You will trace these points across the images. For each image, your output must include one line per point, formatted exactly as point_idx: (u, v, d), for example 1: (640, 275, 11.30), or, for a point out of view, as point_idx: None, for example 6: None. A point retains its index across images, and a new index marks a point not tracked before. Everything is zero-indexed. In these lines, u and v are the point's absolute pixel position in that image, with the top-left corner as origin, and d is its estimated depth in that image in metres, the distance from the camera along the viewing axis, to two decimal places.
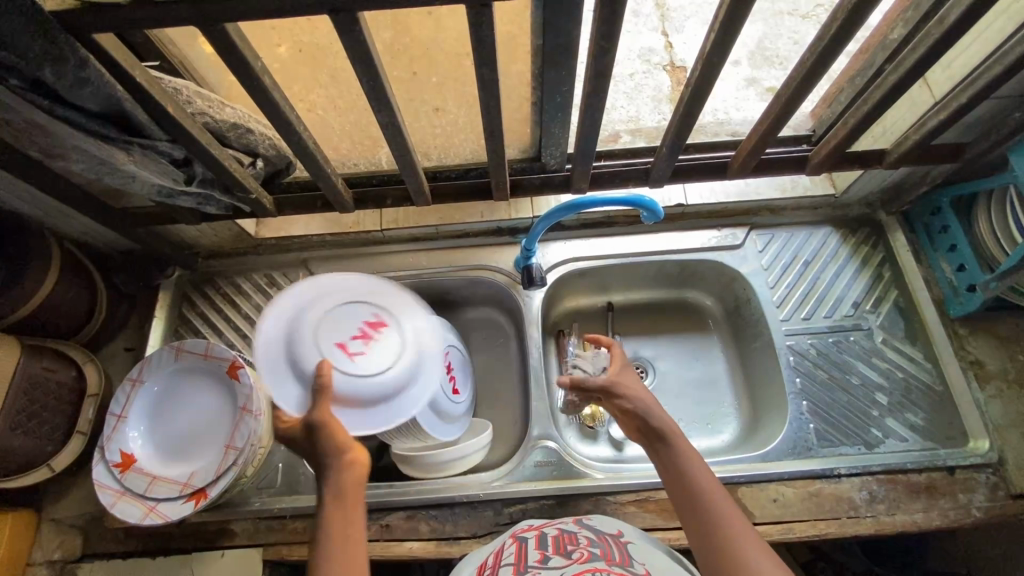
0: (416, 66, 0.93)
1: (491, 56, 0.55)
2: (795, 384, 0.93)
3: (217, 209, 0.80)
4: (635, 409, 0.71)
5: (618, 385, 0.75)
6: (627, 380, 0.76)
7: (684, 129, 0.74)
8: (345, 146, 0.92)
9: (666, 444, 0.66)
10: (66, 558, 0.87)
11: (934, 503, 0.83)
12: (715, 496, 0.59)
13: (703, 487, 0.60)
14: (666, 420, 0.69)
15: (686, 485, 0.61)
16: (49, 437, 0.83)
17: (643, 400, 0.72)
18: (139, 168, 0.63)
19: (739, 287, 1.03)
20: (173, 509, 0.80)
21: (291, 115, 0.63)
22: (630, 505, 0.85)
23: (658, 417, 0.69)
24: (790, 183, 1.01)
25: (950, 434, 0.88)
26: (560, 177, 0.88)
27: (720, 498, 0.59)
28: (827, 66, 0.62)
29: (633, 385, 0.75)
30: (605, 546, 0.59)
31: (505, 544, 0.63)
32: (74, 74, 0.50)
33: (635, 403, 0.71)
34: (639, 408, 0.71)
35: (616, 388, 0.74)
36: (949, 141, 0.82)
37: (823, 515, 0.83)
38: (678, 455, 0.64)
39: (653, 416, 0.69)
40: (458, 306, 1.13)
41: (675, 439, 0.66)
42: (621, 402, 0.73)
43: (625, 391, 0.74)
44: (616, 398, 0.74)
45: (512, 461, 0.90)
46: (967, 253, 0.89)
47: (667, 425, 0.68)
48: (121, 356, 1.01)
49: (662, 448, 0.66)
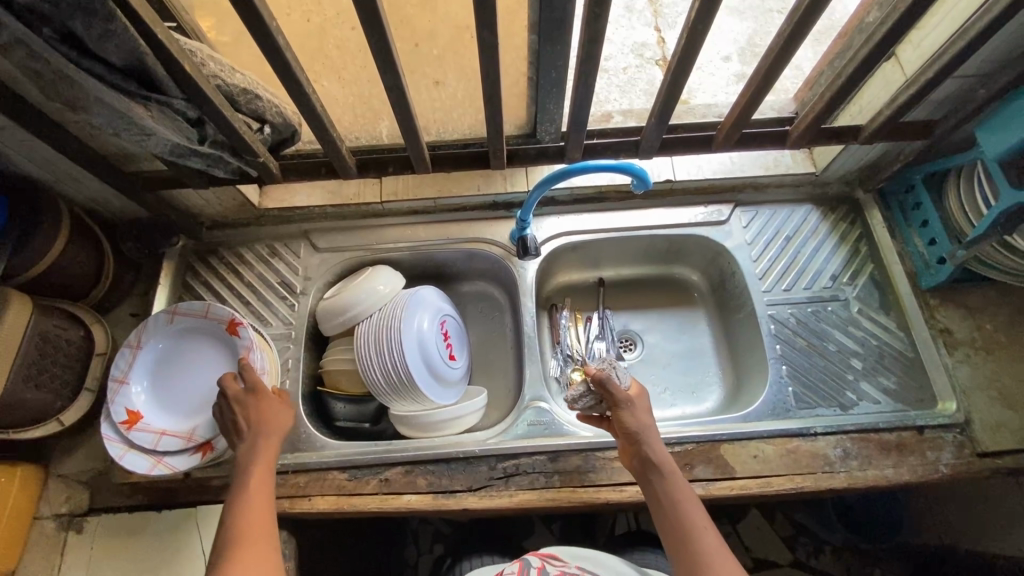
0: (418, 37, 0.96)
1: (492, 19, 0.59)
2: (775, 350, 0.97)
3: (225, 172, 0.83)
4: (638, 435, 0.74)
5: (630, 405, 0.77)
6: (638, 403, 0.78)
7: (670, 104, 0.78)
8: (348, 119, 0.97)
9: (662, 476, 0.71)
10: (72, 512, 0.89)
11: (904, 459, 0.88)
12: (702, 532, 0.65)
13: (691, 523, 0.66)
14: (663, 452, 0.74)
15: (679, 521, 0.67)
16: (59, 392, 0.87)
17: (646, 426, 0.75)
18: (155, 124, 0.66)
19: (723, 261, 1.08)
20: (181, 460, 0.85)
21: (300, 75, 0.66)
22: (617, 461, 0.89)
23: (659, 448, 0.73)
24: (774, 161, 1.06)
25: (920, 396, 0.93)
26: (554, 148, 0.91)
27: (707, 535, 0.65)
28: (802, 37, 0.67)
29: (642, 411, 0.77)
30: None
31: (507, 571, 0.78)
32: (102, 27, 0.54)
33: (639, 428, 0.75)
34: (642, 435, 0.75)
35: (627, 406, 0.76)
36: (919, 118, 0.88)
37: (800, 469, 0.87)
38: (673, 489, 0.70)
39: (653, 446, 0.74)
40: (454, 280, 1.17)
41: (672, 472, 0.71)
42: (627, 425, 0.75)
43: (632, 412, 0.76)
44: (622, 416, 0.76)
45: (506, 421, 0.95)
46: (938, 227, 0.94)
47: (665, 458, 0.73)
48: (126, 321, 1.03)
49: (658, 478, 0.71)
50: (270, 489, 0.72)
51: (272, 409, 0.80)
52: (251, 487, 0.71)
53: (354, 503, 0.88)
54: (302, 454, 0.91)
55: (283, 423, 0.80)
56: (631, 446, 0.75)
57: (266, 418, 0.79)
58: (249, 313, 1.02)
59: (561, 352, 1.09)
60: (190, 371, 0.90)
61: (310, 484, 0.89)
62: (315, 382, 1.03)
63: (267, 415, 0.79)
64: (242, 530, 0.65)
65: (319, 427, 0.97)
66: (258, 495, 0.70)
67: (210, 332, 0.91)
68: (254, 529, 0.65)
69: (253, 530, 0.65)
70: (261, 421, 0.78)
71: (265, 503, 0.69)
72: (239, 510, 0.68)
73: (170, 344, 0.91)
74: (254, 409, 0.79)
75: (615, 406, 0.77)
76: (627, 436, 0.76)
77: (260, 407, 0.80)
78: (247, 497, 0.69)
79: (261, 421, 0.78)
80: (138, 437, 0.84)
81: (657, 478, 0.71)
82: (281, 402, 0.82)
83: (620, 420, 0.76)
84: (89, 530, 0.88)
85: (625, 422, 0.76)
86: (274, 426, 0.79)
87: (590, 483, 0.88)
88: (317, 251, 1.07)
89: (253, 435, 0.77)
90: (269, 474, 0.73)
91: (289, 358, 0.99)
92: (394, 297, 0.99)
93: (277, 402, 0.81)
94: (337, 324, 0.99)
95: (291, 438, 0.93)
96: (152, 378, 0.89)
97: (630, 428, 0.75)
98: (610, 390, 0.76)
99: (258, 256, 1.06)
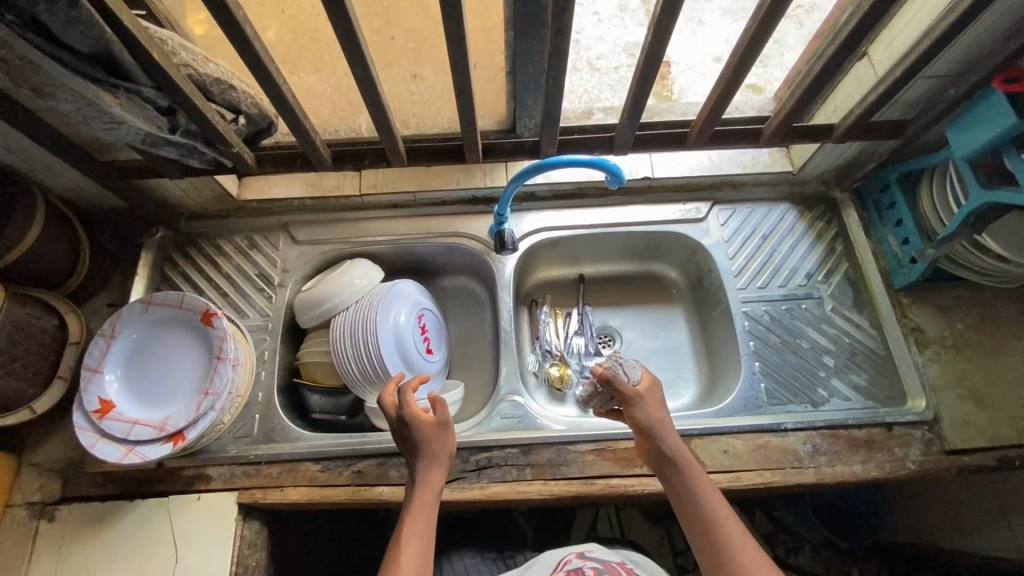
0: (394, 31, 0.97)
1: (457, 11, 0.59)
2: (749, 347, 0.98)
3: (200, 163, 0.83)
4: (651, 429, 0.74)
5: (640, 401, 0.77)
6: (648, 397, 0.78)
7: (641, 101, 0.78)
8: (326, 112, 1.00)
9: (676, 468, 0.72)
10: (45, 501, 0.89)
11: (872, 455, 0.89)
12: (724, 523, 0.66)
13: (714, 514, 0.67)
14: (676, 442, 0.74)
15: (699, 511, 0.68)
16: (32, 380, 0.87)
17: (659, 420, 0.75)
18: (125, 112, 0.67)
19: (701, 259, 1.09)
20: (151, 450, 0.83)
21: (269, 65, 0.67)
22: (589, 454, 0.90)
23: (672, 441, 0.74)
24: (751, 160, 1.07)
25: (890, 394, 0.94)
26: (530, 144, 0.92)
27: (729, 523, 0.66)
28: (768, 35, 0.68)
29: (653, 405, 0.77)
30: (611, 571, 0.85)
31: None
32: (66, 13, 0.54)
33: (651, 422, 0.75)
34: (655, 429, 0.75)
35: (637, 402, 0.76)
36: (892, 118, 0.89)
37: (769, 464, 0.88)
38: (691, 481, 0.70)
39: (665, 438, 0.74)
40: (434, 274, 1.17)
41: (686, 463, 0.72)
42: (639, 420, 0.76)
43: (643, 408, 0.76)
44: (633, 413, 0.76)
45: (480, 414, 0.95)
46: (910, 227, 0.94)
47: (680, 450, 0.73)
48: (102, 311, 1.03)
49: (674, 472, 0.72)
50: (426, 534, 0.68)
51: (438, 433, 0.75)
52: (416, 521, 0.69)
53: (326, 494, 0.88)
54: (275, 445, 0.92)
55: (442, 450, 0.75)
56: (645, 441, 0.75)
57: (424, 451, 0.74)
58: (225, 304, 1.02)
59: (540, 347, 1.09)
60: (165, 361, 0.90)
61: (283, 475, 0.90)
62: (292, 374, 1.03)
63: (429, 443, 0.74)
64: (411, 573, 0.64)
65: (295, 419, 0.97)
66: (411, 539, 0.67)
67: (185, 321, 0.91)
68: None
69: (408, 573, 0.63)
70: (421, 455, 0.74)
71: (418, 555, 0.66)
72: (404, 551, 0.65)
73: (144, 335, 0.91)
74: (410, 436, 0.75)
75: (625, 402, 0.77)
76: (639, 430, 0.76)
77: (418, 436, 0.75)
78: (408, 532, 0.68)
79: (422, 454, 0.74)
80: (110, 426, 0.84)
81: (674, 471, 0.72)
82: (436, 429, 0.75)
83: (631, 416, 0.76)
84: (60, 519, 0.88)
85: (637, 418, 0.76)
86: (436, 457, 0.74)
87: (562, 476, 0.89)
88: (296, 243, 1.07)
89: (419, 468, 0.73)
90: (425, 518, 0.69)
91: (265, 350, 0.99)
92: (371, 290, 1.00)
93: (431, 432, 0.75)
94: (314, 316, 0.99)
95: (265, 429, 0.93)
96: (128, 368, 0.89)
97: (641, 424, 0.75)
98: (618, 388, 0.77)
99: (236, 247, 1.07)
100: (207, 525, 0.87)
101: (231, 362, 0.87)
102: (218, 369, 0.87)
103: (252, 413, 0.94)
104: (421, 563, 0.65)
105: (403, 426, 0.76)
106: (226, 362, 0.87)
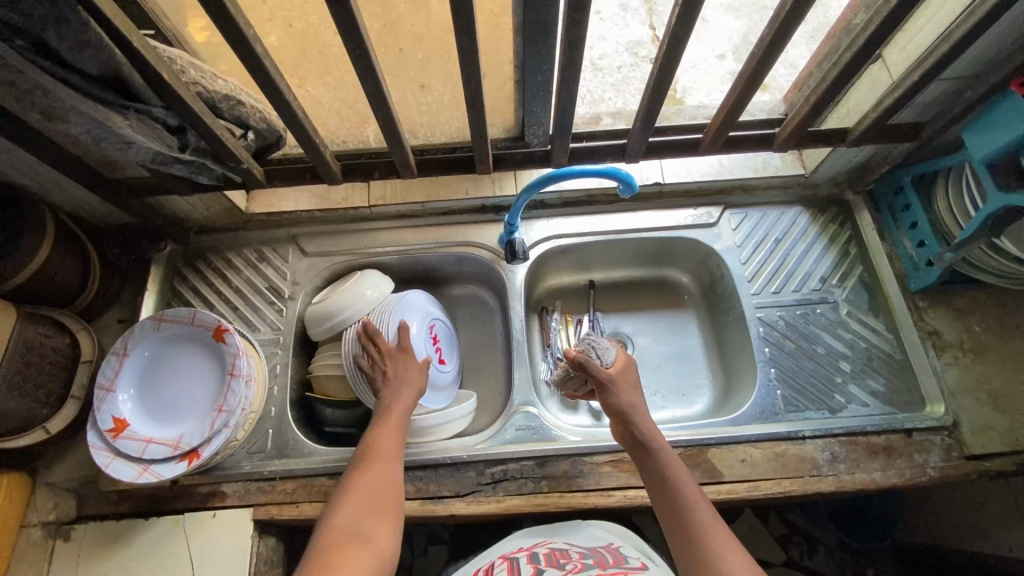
0: (403, 42, 1.02)
1: (470, 26, 0.59)
2: (764, 353, 0.98)
3: (210, 179, 0.83)
4: (624, 412, 0.79)
5: (613, 383, 0.82)
6: (621, 380, 0.83)
7: (653, 109, 0.77)
8: (334, 123, 0.99)
9: (651, 455, 0.74)
10: (60, 520, 0.89)
11: (891, 462, 0.88)
12: (694, 507, 0.66)
13: (684, 500, 0.67)
14: (652, 429, 0.77)
15: (671, 495, 0.68)
16: (45, 400, 0.86)
17: (631, 405, 0.80)
18: (135, 132, 0.66)
19: (713, 264, 1.08)
20: (167, 468, 0.83)
21: (279, 82, 0.66)
22: (605, 465, 0.89)
23: (646, 424, 0.78)
24: (763, 163, 1.06)
25: (908, 399, 0.93)
26: (540, 152, 0.91)
27: (699, 509, 0.66)
28: (785, 42, 0.67)
29: (626, 389, 0.82)
30: (596, 555, 0.71)
31: (496, 563, 0.74)
32: (76, 37, 0.53)
33: (625, 407, 0.79)
34: (629, 413, 0.79)
35: (609, 386, 0.81)
36: (907, 121, 0.88)
37: (788, 473, 0.88)
38: (664, 467, 0.72)
39: (639, 424, 0.78)
40: (444, 283, 1.16)
41: (659, 448, 0.74)
42: (611, 401, 0.80)
43: (617, 392, 0.81)
44: (607, 396, 0.81)
45: (494, 426, 0.94)
46: (927, 229, 0.93)
47: (655, 436, 0.76)
48: (113, 328, 1.03)
49: (648, 458, 0.74)
50: (399, 431, 0.80)
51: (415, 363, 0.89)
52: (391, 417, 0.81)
53: None
54: (289, 461, 0.91)
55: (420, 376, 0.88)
56: (622, 425, 0.79)
57: (406, 370, 0.88)
58: (236, 318, 1.02)
59: (551, 354, 1.08)
60: (177, 378, 0.90)
61: (298, 490, 0.89)
62: (304, 388, 1.03)
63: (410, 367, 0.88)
64: (386, 448, 0.76)
65: (308, 434, 0.97)
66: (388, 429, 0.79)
67: (196, 337, 0.90)
68: (377, 455, 0.74)
69: (385, 449, 0.76)
70: (403, 373, 0.87)
71: (393, 439, 0.78)
72: (383, 435, 0.78)
73: (155, 351, 0.91)
74: (397, 361, 0.89)
75: (599, 387, 0.82)
76: (614, 414, 0.80)
77: (403, 361, 0.89)
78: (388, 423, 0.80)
79: (403, 374, 0.87)
80: (124, 446, 0.83)
81: (648, 454, 0.74)
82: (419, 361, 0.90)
83: (606, 399, 0.81)
84: (76, 538, 0.88)
85: (611, 401, 0.80)
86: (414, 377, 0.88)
87: (578, 488, 0.88)
88: (306, 255, 1.06)
89: (399, 379, 0.86)
90: (401, 418, 0.81)
91: (278, 364, 0.98)
92: (382, 301, 0.98)
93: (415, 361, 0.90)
94: (325, 330, 0.97)
95: (279, 444, 0.93)
96: (139, 386, 0.89)
97: (616, 407, 0.80)
98: (592, 371, 0.82)
99: (246, 261, 1.06)
100: (222, 542, 0.86)
101: (244, 378, 0.87)
102: (231, 386, 0.86)
103: (266, 429, 0.94)
104: (394, 446, 0.77)
105: (394, 353, 0.90)
106: (239, 378, 0.86)
